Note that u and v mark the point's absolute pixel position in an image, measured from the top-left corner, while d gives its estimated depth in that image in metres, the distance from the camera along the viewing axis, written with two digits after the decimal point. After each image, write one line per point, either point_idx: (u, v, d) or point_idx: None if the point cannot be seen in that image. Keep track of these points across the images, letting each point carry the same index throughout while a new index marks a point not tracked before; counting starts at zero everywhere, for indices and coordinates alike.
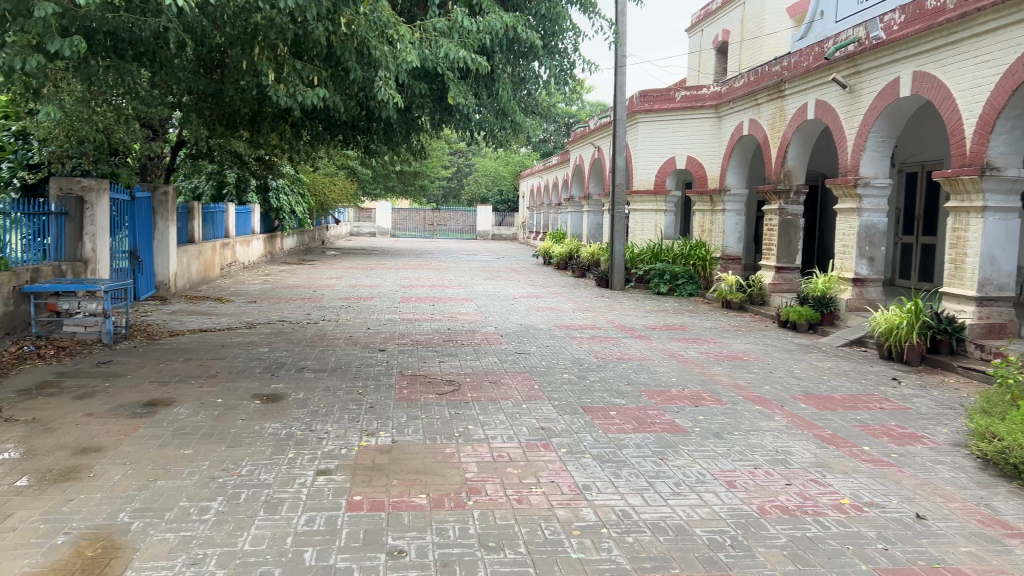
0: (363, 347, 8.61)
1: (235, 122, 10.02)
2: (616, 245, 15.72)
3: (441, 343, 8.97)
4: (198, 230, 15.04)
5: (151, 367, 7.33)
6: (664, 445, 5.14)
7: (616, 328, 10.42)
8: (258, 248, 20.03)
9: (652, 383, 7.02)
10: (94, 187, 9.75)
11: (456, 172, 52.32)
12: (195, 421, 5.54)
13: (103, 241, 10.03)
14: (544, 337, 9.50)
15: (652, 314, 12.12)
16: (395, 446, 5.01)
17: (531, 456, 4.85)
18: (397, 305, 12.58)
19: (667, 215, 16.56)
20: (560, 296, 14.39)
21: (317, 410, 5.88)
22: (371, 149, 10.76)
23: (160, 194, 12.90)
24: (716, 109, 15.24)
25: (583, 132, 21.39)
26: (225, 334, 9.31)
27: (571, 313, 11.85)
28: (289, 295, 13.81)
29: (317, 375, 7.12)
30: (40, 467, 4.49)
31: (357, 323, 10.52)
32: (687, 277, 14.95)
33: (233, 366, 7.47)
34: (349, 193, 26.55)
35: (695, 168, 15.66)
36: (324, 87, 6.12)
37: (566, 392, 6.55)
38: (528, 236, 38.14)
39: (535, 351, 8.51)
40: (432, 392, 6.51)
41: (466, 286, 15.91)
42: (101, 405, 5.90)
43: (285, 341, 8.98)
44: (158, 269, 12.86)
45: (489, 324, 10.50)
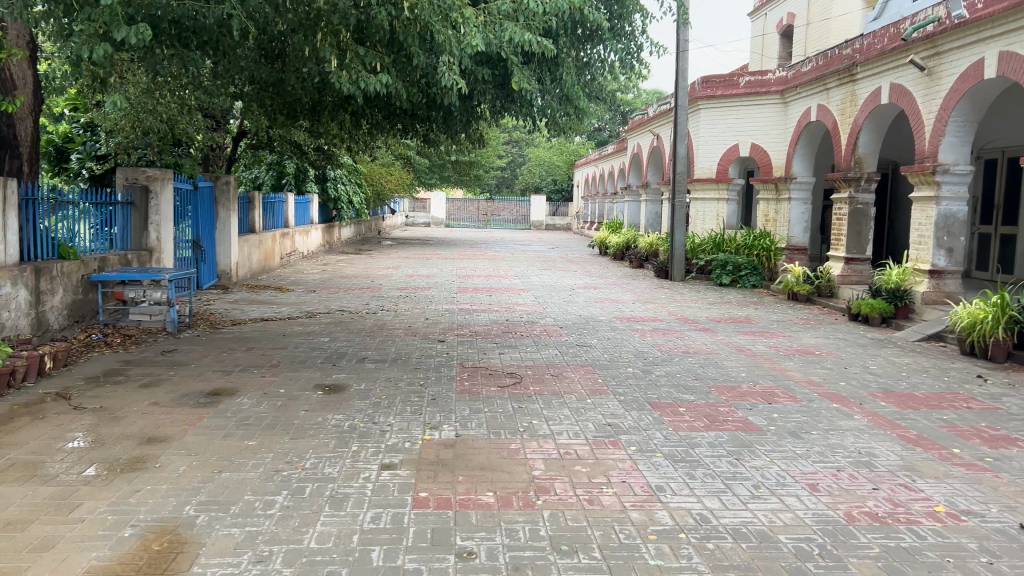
0: (422, 338, 8.53)
1: (296, 112, 10.04)
2: (676, 235, 15.38)
3: (501, 335, 8.83)
4: (258, 220, 15.20)
5: (214, 356, 7.36)
6: (739, 445, 4.91)
7: (679, 321, 10.15)
8: (316, 238, 20.22)
9: (721, 378, 6.77)
10: (159, 177, 9.86)
11: (510, 162, 52.15)
12: (258, 411, 5.51)
13: (167, 231, 10.15)
14: (605, 329, 9.29)
15: (715, 306, 11.79)
16: (459, 441, 4.88)
17: (600, 453, 4.68)
18: (455, 295, 12.48)
19: (729, 204, 16.21)
20: (619, 287, 14.14)
21: (379, 402, 5.79)
22: (430, 138, 10.68)
23: (222, 184, 13.03)
24: (782, 94, 14.76)
25: (642, 120, 20.99)
26: (286, 324, 9.34)
27: (631, 304, 11.60)
28: (347, 284, 13.83)
29: (378, 365, 7.05)
30: (107, 457, 4.49)
31: (416, 313, 10.45)
32: (751, 268, 14.56)
33: (294, 356, 7.46)
34: (405, 183, 26.60)
35: (759, 155, 15.21)
36: (387, 74, 6.01)
37: (633, 387, 6.35)
38: (583, 227, 37.78)
39: (597, 344, 8.31)
40: (494, 385, 6.38)
41: (523, 276, 15.75)
42: (166, 394, 5.91)
43: (345, 331, 8.95)
44: (220, 258, 13.00)
45: (548, 315, 10.32)
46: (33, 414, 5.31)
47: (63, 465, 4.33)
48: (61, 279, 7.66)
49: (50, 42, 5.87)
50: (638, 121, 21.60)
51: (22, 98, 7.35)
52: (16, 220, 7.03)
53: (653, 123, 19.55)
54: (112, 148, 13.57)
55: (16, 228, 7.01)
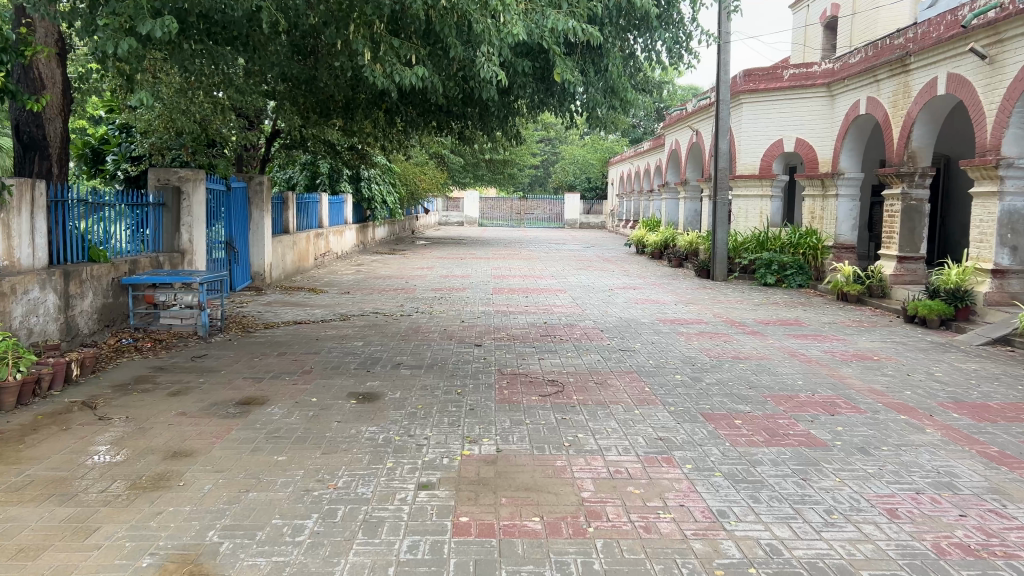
0: (458, 342, 8.22)
1: (329, 110, 9.82)
2: (718, 234, 14.94)
3: (540, 338, 8.50)
4: (292, 220, 15.05)
5: (245, 361, 7.13)
6: (804, 463, 4.53)
7: (725, 323, 9.74)
8: (350, 238, 20.05)
9: (776, 387, 6.38)
10: (191, 178, 9.70)
11: (544, 160, 51.72)
12: (289, 423, 5.24)
13: (200, 232, 9.99)
14: (648, 332, 8.92)
15: (761, 308, 11.33)
16: (500, 456, 4.55)
17: (653, 472, 4.33)
18: (490, 296, 12.17)
19: (773, 201, 15.61)
20: (659, 287, 13.73)
21: (415, 411, 5.49)
22: (465, 135, 10.39)
23: (255, 184, 12.86)
24: (829, 87, 14.23)
25: (681, 115, 20.49)
26: (319, 327, 9.09)
27: (673, 306, 11.20)
28: (381, 285, 13.59)
29: (413, 372, 6.76)
30: (131, 473, 4.25)
31: (451, 316, 10.16)
32: (797, 267, 14.04)
33: (327, 361, 7.21)
34: (439, 183, 26.39)
35: (804, 150, 14.69)
36: (422, 67, 5.71)
37: (683, 397, 5.99)
38: (618, 225, 37.25)
39: (641, 348, 7.94)
40: (535, 394, 6.04)
41: (559, 277, 15.39)
42: (195, 403, 5.68)
43: (379, 335, 8.69)
44: (253, 259, 12.85)
45: (588, 318, 9.96)
46: (58, 425, 5.11)
47: (85, 482, 4.10)
48: (90, 283, 7.49)
49: (76, 38, 5.67)
50: (676, 116, 21.09)
51: (50, 98, 7.16)
52: (44, 222, 6.86)
53: (692, 118, 19.07)
54: (146, 148, 13.49)
55: (44, 231, 6.85)
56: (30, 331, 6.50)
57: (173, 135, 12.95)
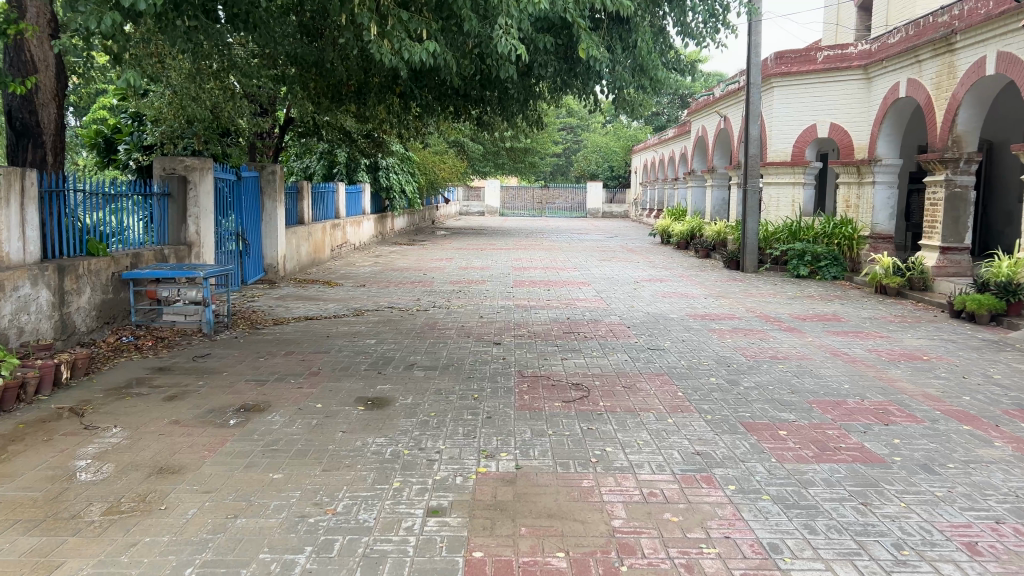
0: (477, 340, 7.76)
1: (342, 96, 9.36)
2: (748, 223, 14.32)
3: (563, 336, 8.02)
4: (308, 211, 14.65)
5: (250, 361, 6.72)
6: (862, 484, 4.02)
7: (759, 319, 9.20)
8: (369, 229, 19.68)
9: (821, 392, 5.86)
10: (197, 167, 9.29)
11: (565, 149, 51.01)
12: (291, 433, 4.81)
13: (208, 223, 9.59)
14: (678, 329, 8.41)
15: (796, 301, 10.76)
16: (519, 475, 4.08)
17: (692, 496, 3.84)
18: (510, 289, 11.70)
19: (806, 189, 14.97)
20: (687, 279, 13.19)
21: (427, 420, 5.04)
22: (484, 121, 9.89)
23: (268, 173, 12.43)
24: (865, 70, 13.61)
25: (708, 100, 19.83)
26: (331, 323, 8.67)
27: (703, 300, 10.67)
28: (397, 278, 13.17)
29: (427, 374, 6.31)
30: (110, 493, 3.84)
31: (469, 310, 9.70)
32: (831, 258, 13.38)
33: (336, 361, 6.78)
34: (459, 172, 25.92)
35: (838, 136, 14.05)
36: (434, 42, 5.23)
37: (721, 405, 5.49)
38: (641, 214, 36.61)
39: (672, 347, 7.44)
40: (559, 400, 5.57)
41: (582, 268, 14.88)
42: (191, 410, 5.27)
43: (393, 331, 8.25)
44: (266, 251, 12.44)
45: (614, 313, 9.47)
46: (41, 435, 4.72)
47: (58, 505, 3.68)
48: (88, 278, 7.10)
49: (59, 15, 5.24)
50: (702, 102, 20.45)
51: (42, 82, 6.79)
52: (37, 214, 6.47)
53: (719, 104, 18.44)
54: (159, 137, 13.16)
55: (37, 224, 6.45)
56: (21, 330, 6.13)
57: (184, 124, 12.61)
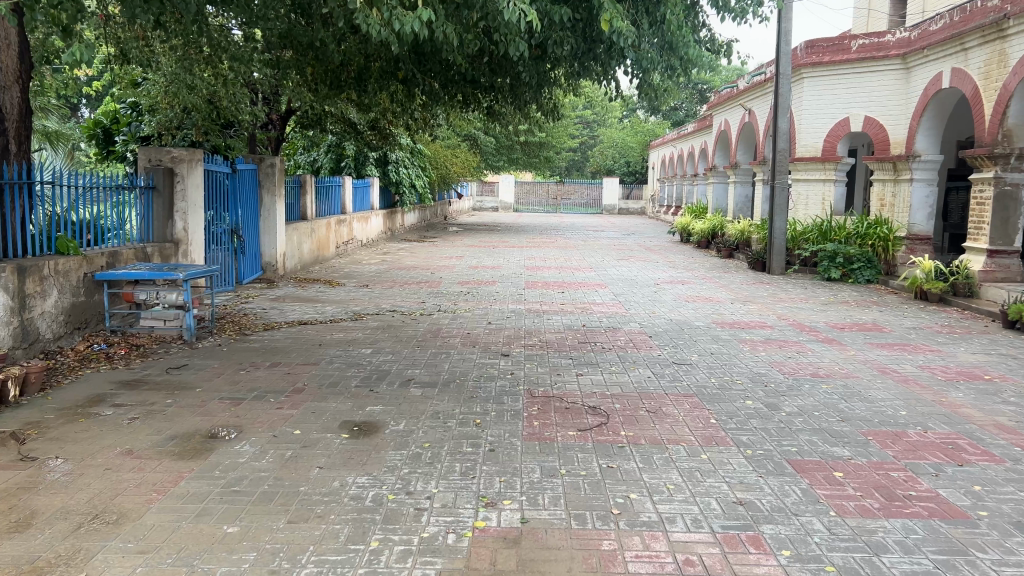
0: (483, 351, 7.03)
1: (340, 82, 8.66)
2: (776, 222, 13.50)
3: (578, 346, 7.28)
4: (311, 206, 13.96)
5: (229, 374, 6.03)
6: (946, 551, 3.26)
7: (793, 328, 8.43)
8: (377, 226, 19.03)
9: (875, 421, 5.09)
10: (185, 158, 8.66)
11: (582, 144, 50.17)
12: (260, 468, 4.10)
13: (197, 220, 8.90)
14: (705, 340, 7.64)
15: (831, 308, 9.96)
16: (525, 533, 3.36)
17: (738, 566, 3.10)
18: (522, 291, 10.97)
19: (837, 186, 14.12)
20: (711, 281, 12.39)
21: (419, 454, 4.33)
22: (494, 110, 9.17)
23: (267, 166, 11.71)
24: (903, 59, 12.74)
25: (731, 93, 19.00)
26: (326, 329, 7.98)
27: (729, 305, 9.91)
28: (404, 277, 12.49)
29: (425, 392, 5.59)
30: (25, 552, 3.14)
31: (477, 315, 8.98)
32: (865, 261, 12.58)
33: (325, 375, 6.07)
34: (472, 166, 25.18)
35: (872, 130, 13.22)
36: (430, 9, 4.55)
37: (762, 437, 4.74)
38: (658, 210, 35.78)
39: (700, 362, 6.69)
40: (573, 427, 4.84)
41: (599, 268, 14.13)
42: (151, 436, 4.58)
43: (392, 339, 7.53)
44: (264, 248, 11.76)
45: (634, 319, 8.72)
46: None
47: None
48: (55, 279, 6.41)
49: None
50: (726, 95, 19.63)
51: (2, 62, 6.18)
52: None
53: (744, 96, 17.64)
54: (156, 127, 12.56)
55: None
56: None
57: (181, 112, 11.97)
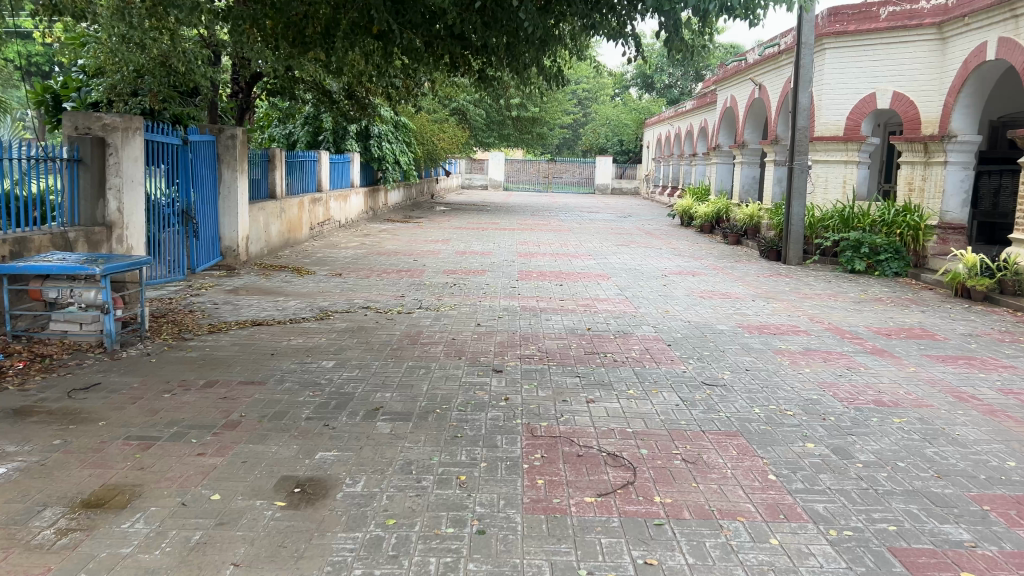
0: (471, 364, 5.80)
1: (306, 39, 7.27)
2: (793, 207, 12.29)
3: (585, 359, 6.04)
4: (281, 182, 12.65)
5: (149, 400, 4.76)
6: None
7: (832, 334, 7.24)
8: (357, 204, 17.69)
9: (985, 478, 3.89)
10: (119, 126, 7.26)
11: (573, 121, 48.79)
12: (147, 568, 2.85)
13: (133, 199, 7.52)
14: (734, 350, 6.44)
15: (866, 307, 8.77)
16: None
17: None
18: (515, 282, 9.75)
19: (860, 168, 12.80)
20: (724, 272, 11.20)
21: (381, 541, 3.08)
22: (487, 76, 7.90)
23: (226, 138, 10.31)
24: (939, 28, 11.51)
25: (739, 67, 17.70)
26: (285, 332, 6.70)
27: (751, 304, 8.70)
28: (384, 265, 11.20)
29: (395, 430, 4.34)
30: None
31: (465, 314, 7.74)
32: (892, 252, 11.40)
33: (269, 402, 4.80)
34: (461, 142, 23.80)
35: (902, 107, 11.98)
36: None
37: (843, 507, 3.53)
38: (653, 190, 34.55)
39: (735, 383, 5.48)
40: (591, 490, 3.62)
41: (599, 255, 12.88)
42: (10, 505, 3.31)
43: (361, 348, 6.26)
44: (223, 231, 10.42)
45: (646, 322, 7.50)
46: None
47: None
48: None
49: None
50: (732, 69, 18.35)
51: None
52: None
53: (755, 69, 16.41)
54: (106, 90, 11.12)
55: None
56: None
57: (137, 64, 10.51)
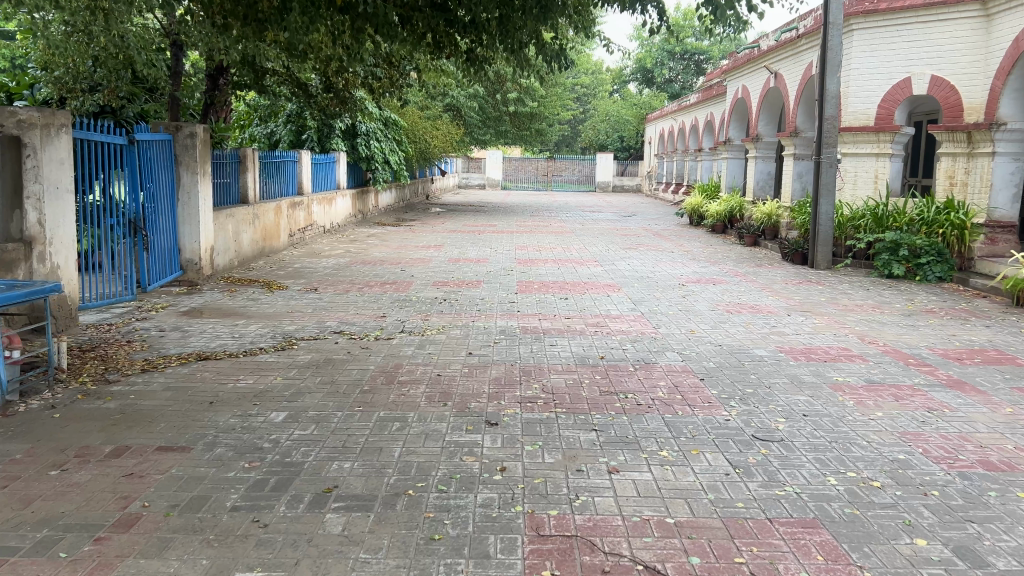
0: (458, 414, 4.59)
1: (259, 15, 6.01)
2: (821, 205, 11.09)
3: (601, 402, 4.84)
4: (254, 185, 11.47)
5: (26, 482, 3.56)
6: None
7: (893, 360, 6.03)
8: (344, 208, 16.52)
9: None
10: (38, 123, 6.05)
11: (572, 118, 47.59)
12: None
13: (59, 209, 6.30)
14: (783, 387, 5.23)
15: (921, 322, 7.57)
16: None
17: None
18: (513, 297, 8.54)
19: (893, 161, 11.56)
20: (747, 280, 10.01)
21: None
22: (477, 57, 6.70)
23: (185, 137, 9.10)
24: (983, 4, 10.36)
25: (752, 55, 16.46)
26: (234, 370, 5.49)
27: (788, 320, 7.50)
28: (366, 276, 10.00)
29: (347, 530, 3.14)
30: None
31: (454, 340, 6.54)
32: (935, 254, 10.18)
33: (187, 483, 3.61)
34: (455, 140, 22.56)
35: (941, 91, 10.77)
36: None
37: None
38: (657, 187, 33.35)
39: (796, 438, 4.28)
40: None
41: (606, 261, 11.68)
42: None
43: (324, 390, 5.07)
44: (183, 241, 9.22)
45: (669, 347, 6.30)
46: None
47: None
48: None
49: None
50: (744, 57, 17.10)
51: None
52: None
53: (770, 56, 15.18)
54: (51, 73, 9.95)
55: None
56: None
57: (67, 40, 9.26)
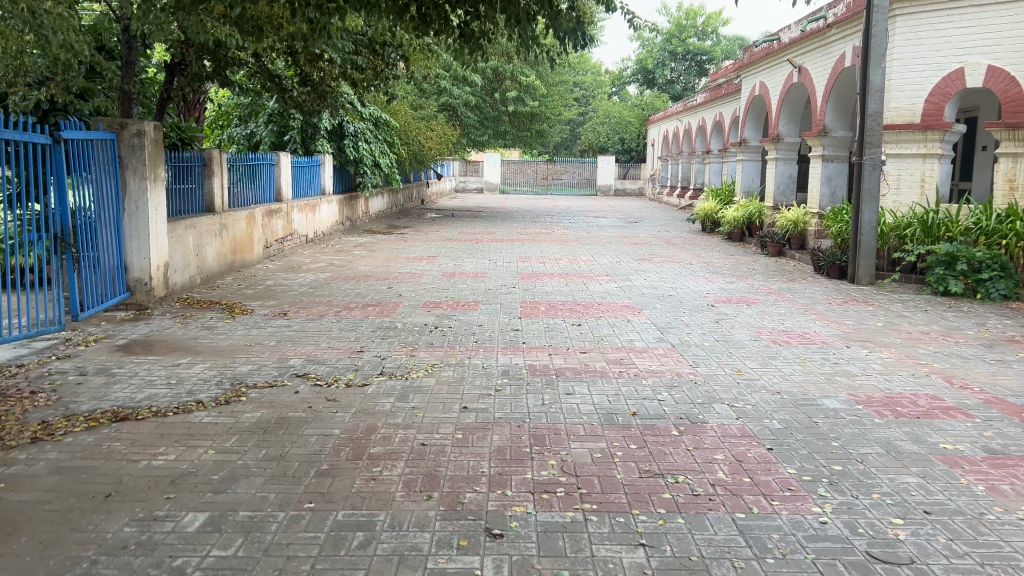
0: (446, 516, 3.27)
1: None
2: (863, 213, 9.79)
3: (644, 493, 3.53)
4: (221, 192, 10.12)
5: None
6: None
7: (1005, 415, 4.71)
8: (329, 215, 15.19)
9: None
10: None
11: (572, 119, 46.27)
12: None
13: None
14: (883, 464, 3.91)
15: (1010, 356, 6.25)
16: None
17: None
18: (517, 324, 7.21)
19: (942, 164, 10.23)
20: (785, 299, 8.71)
21: None
22: (474, 33, 5.29)
23: (131, 137, 7.77)
24: None
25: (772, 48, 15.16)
26: (152, 439, 4.16)
27: (851, 355, 6.19)
28: (347, 296, 8.68)
29: None
30: None
31: (444, 386, 5.21)
32: (996, 268, 8.90)
33: None
34: (451, 142, 21.19)
35: (1000, 84, 9.50)
36: None
37: None
38: (662, 191, 32.03)
39: (934, 558, 2.98)
40: None
41: (620, 276, 10.36)
42: None
43: (266, 472, 3.75)
44: (130, 257, 7.88)
45: (717, 398, 4.97)
46: None
47: None
48: None
49: None
50: (762, 52, 15.79)
51: None
52: None
53: (794, 48, 13.88)
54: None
55: None
56: None
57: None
